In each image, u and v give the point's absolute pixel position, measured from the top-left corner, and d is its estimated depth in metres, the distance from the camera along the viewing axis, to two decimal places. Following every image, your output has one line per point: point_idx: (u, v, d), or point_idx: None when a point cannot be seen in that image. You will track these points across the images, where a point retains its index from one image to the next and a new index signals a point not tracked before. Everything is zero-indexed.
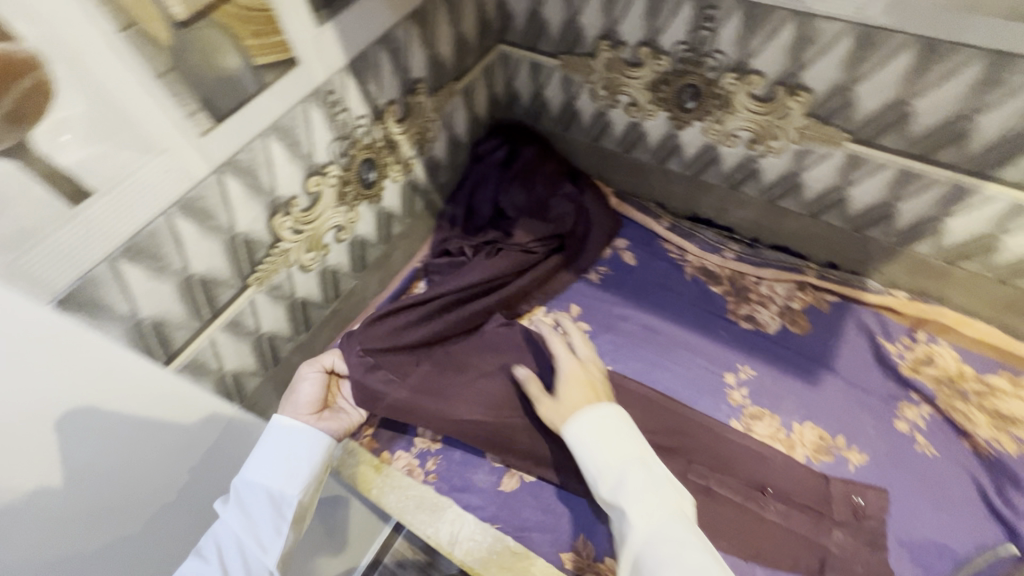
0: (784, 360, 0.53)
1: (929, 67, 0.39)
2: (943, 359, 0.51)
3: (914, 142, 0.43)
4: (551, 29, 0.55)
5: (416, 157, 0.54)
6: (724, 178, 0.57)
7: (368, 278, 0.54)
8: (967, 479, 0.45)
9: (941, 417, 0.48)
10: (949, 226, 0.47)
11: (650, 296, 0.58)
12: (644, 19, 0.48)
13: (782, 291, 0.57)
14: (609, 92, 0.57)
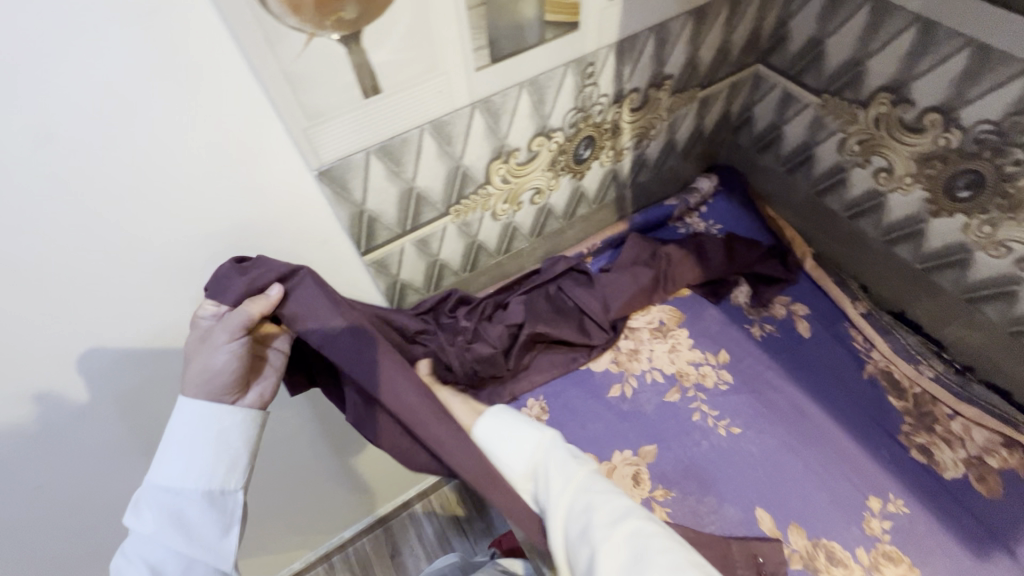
0: (951, 515, 0.44)
1: None
2: None
3: None
4: (826, 64, 0.48)
5: (631, 149, 0.53)
6: (962, 288, 0.47)
7: (538, 245, 0.56)
8: None
9: None
10: None
11: (812, 376, 0.52)
12: (951, 83, 0.39)
13: (980, 438, 0.47)
14: (863, 149, 0.49)
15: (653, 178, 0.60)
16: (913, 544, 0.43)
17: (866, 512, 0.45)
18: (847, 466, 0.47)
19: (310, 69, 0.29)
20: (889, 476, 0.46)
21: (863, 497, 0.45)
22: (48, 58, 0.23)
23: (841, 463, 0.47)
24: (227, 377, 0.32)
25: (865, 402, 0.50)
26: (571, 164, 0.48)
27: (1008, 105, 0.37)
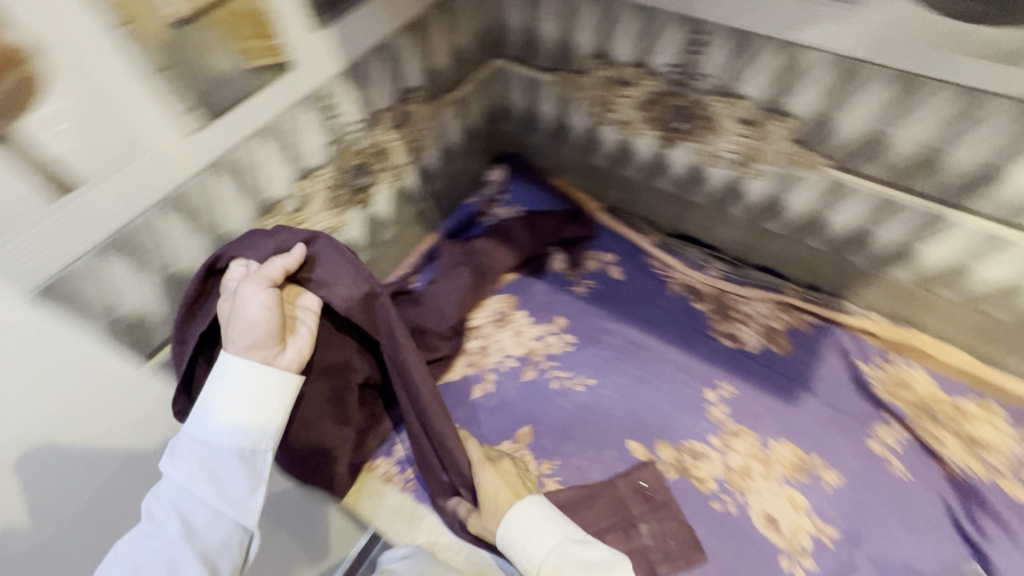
0: (771, 379, 0.60)
1: (910, 102, 0.46)
2: (919, 384, 0.59)
3: (892, 167, 0.51)
4: (545, 44, 0.63)
5: (408, 163, 0.63)
6: (708, 195, 0.64)
7: (384, 249, 0.65)
8: (938, 500, 0.54)
9: (916, 441, 0.57)
10: (925, 254, 0.55)
11: (635, 310, 0.65)
12: (636, 40, 0.56)
13: (761, 308, 0.64)
14: (600, 107, 0.65)
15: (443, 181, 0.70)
16: (747, 415, 0.58)
17: (709, 405, 0.58)
18: (681, 363, 0.61)
19: None
20: (713, 363, 0.61)
21: (702, 393, 0.59)
22: None
23: (671, 366, 0.61)
24: (267, 330, 0.43)
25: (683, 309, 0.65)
26: (352, 195, 0.57)
27: (677, 48, 0.54)
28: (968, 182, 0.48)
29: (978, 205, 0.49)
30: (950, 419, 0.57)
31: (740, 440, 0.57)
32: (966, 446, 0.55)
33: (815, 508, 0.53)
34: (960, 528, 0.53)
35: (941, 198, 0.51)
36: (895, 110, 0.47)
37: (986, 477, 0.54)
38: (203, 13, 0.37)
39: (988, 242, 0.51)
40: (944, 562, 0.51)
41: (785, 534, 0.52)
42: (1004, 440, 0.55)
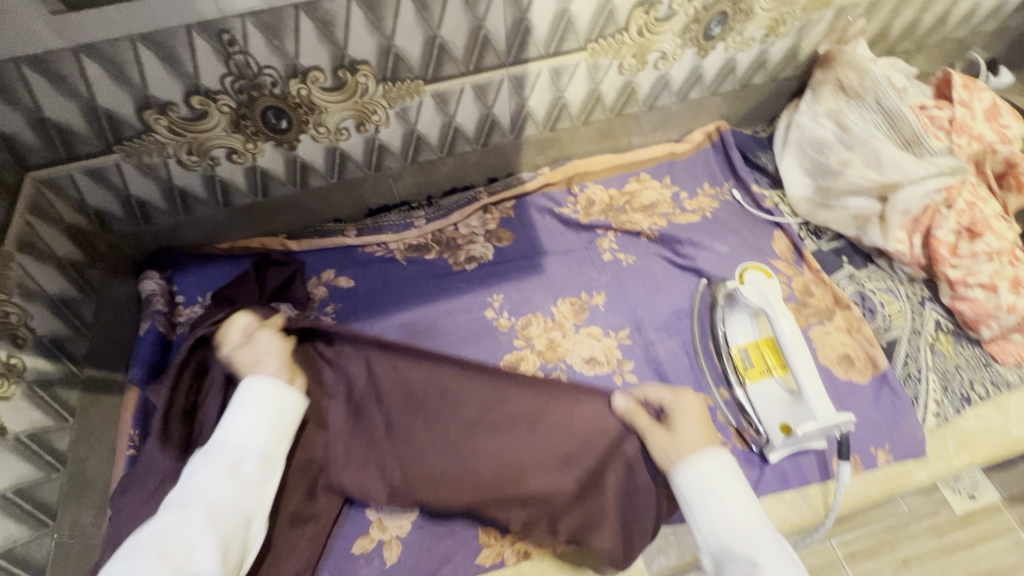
0: (510, 269, 1.04)
1: (378, 16, 0.76)
2: (598, 195, 1.11)
3: (465, 66, 0.86)
4: (78, 128, 0.77)
5: (13, 355, 0.71)
6: (324, 161, 0.95)
7: (73, 421, 0.79)
8: (655, 258, 1.03)
9: (622, 233, 1.06)
10: (532, 107, 0.99)
11: (378, 303, 1.00)
12: (168, 73, 0.74)
13: (472, 225, 1.09)
14: (200, 153, 0.87)
15: (83, 340, 0.86)
16: (521, 305, 1.00)
17: (497, 320, 0.98)
18: (446, 299, 1.01)
19: None
20: (473, 289, 1.02)
21: (485, 313, 0.99)
22: None
23: (446, 317, 0.99)
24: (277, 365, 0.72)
25: (431, 263, 1.05)
26: None
27: (218, 66, 0.75)
28: (430, 54, 0.83)
29: (531, 52, 0.88)
30: (628, 204, 1.10)
31: (535, 323, 0.98)
32: (642, 214, 1.08)
33: (604, 328, 0.97)
34: (673, 262, 1.03)
35: (502, 65, 0.88)
36: (425, 20, 0.78)
37: (664, 224, 1.06)
38: None
39: (551, 71, 0.92)
40: (688, 292, 0.99)
41: (605, 360, 0.93)
42: (656, 191, 1.11)
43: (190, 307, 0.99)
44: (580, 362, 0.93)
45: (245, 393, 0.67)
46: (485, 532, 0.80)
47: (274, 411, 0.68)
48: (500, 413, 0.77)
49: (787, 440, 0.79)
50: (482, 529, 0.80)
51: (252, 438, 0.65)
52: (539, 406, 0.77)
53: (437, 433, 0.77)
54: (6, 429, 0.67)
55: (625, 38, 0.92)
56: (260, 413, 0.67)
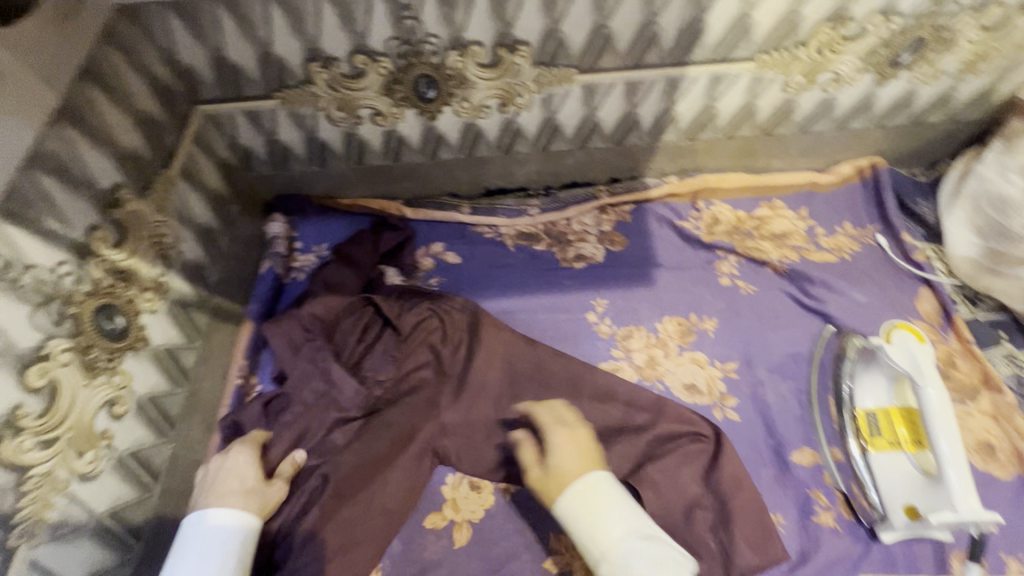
0: (620, 275, 1.00)
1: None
2: (724, 215, 1.04)
3: (623, 59, 0.83)
4: (249, 71, 0.81)
5: (163, 274, 0.77)
6: (458, 135, 0.95)
7: (200, 343, 0.85)
8: (779, 293, 0.96)
9: (746, 259, 1.00)
10: (679, 112, 0.93)
11: (482, 284, 1.00)
12: (342, 28, 0.75)
13: (586, 223, 1.05)
14: (348, 111, 0.88)
15: (216, 269, 0.91)
16: (626, 315, 0.96)
17: (598, 325, 0.95)
18: (550, 294, 0.99)
19: None
20: (578, 289, 0.99)
21: (586, 315, 0.97)
22: None
23: (547, 312, 0.97)
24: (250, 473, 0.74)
25: (539, 254, 1.03)
26: (122, 344, 0.67)
27: (388, 29, 0.76)
28: (592, 43, 0.80)
29: (695, 55, 0.83)
30: (756, 230, 1.02)
31: (636, 336, 0.94)
32: (771, 244, 1.01)
33: (710, 356, 0.91)
34: (800, 301, 0.95)
35: (662, 64, 0.84)
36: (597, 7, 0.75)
37: (794, 259, 0.98)
38: None
39: (711, 78, 0.87)
40: (810, 336, 0.92)
41: (706, 391, 0.88)
42: (789, 221, 1.03)
43: (307, 253, 1.02)
44: (679, 386, 0.89)
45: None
46: (554, 537, 0.79)
47: (232, 546, 0.67)
48: (590, 410, 0.84)
49: (910, 522, 0.72)
50: (552, 534, 0.79)
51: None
52: (624, 414, 0.84)
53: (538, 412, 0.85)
54: (148, 341, 0.73)
55: (801, 54, 0.84)
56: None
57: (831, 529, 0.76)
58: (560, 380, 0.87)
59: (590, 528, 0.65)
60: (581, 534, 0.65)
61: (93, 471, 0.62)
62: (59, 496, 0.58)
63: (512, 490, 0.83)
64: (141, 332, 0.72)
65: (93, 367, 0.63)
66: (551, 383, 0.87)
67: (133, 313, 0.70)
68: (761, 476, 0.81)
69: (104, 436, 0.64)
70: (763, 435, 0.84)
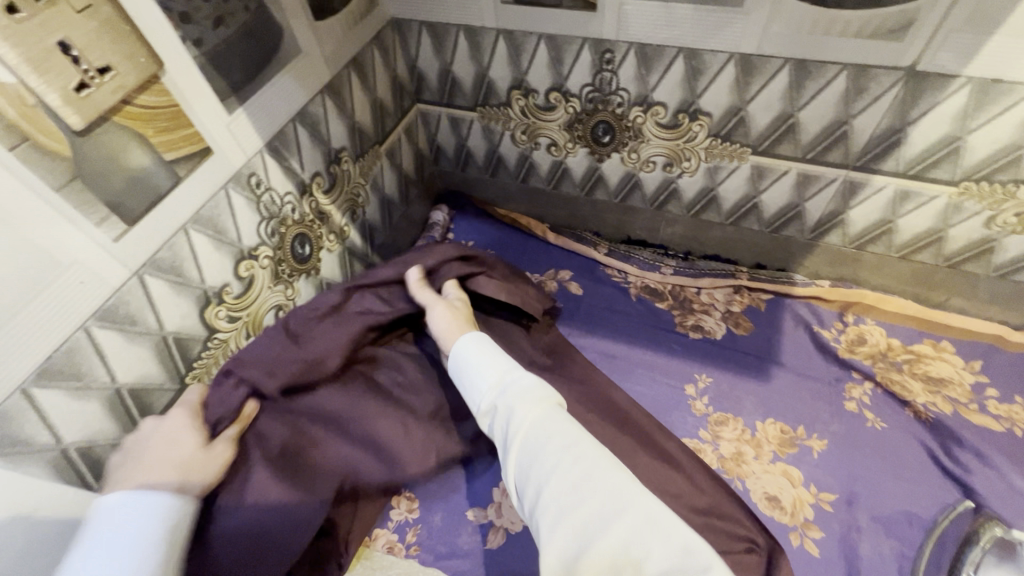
0: (733, 359, 0.97)
1: (747, 79, 0.77)
2: (873, 337, 0.95)
3: (801, 152, 0.82)
4: (465, 86, 0.96)
5: (346, 224, 0.94)
6: (617, 181, 1.01)
7: None
8: (911, 441, 0.84)
9: (884, 392, 0.89)
10: (850, 217, 0.89)
11: (594, 321, 1.04)
12: (548, 67, 0.87)
13: (717, 297, 1.04)
14: (530, 136, 1.00)
15: (384, 234, 1.08)
16: (726, 400, 0.92)
17: (693, 400, 0.93)
18: (655, 352, 0.99)
19: (107, 346, 0.58)
20: (686, 357, 0.98)
21: (685, 385, 0.95)
22: (98, 423, 0.60)
23: (646, 369, 0.98)
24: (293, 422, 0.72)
25: (657, 312, 1.04)
26: (302, 266, 0.85)
27: (586, 76, 0.86)
28: (774, 127, 0.81)
29: (885, 164, 0.79)
30: (907, 365, 0.91)
31: (729, 426, 0.90)
32: (922, 388, 0.89)
33: (807, 476, 0.83)
34: (937, 461, 0.82)
35: (845, 165, 0.81)
36: (791, 96, 0.76)
37: (946, 411, 0.86)
38: (187, 157, 0.61)
39: (895, 190, 0.82)
40: (938, 503, 0.79)
41: (789, 511, 0.81)
42: (952, 368, 0.90)
43: (455, 246, 1.16)
44: (759, 494, 0.83)
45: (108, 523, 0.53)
46: None
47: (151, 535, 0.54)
48: (644, 471, 0.81)
49: None
50: None
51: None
52: (681, 488, 0.80)
53: None
54: (319, 272, 0.90)
55: (1018, 192, 0.75)
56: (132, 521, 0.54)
57: None
58: (628, 429, 0.86)
59: (467, 372, 0.70)
60: (464, 382, 0.70)
61: None
62: (225, 361, 0.74)
63: None
64: (317, 263, 0.89)
65: (278, 276, 0.80)
66: (620, 429, 0.86)
67: (317, 246, 0.87)
68: None
69: None
70: None
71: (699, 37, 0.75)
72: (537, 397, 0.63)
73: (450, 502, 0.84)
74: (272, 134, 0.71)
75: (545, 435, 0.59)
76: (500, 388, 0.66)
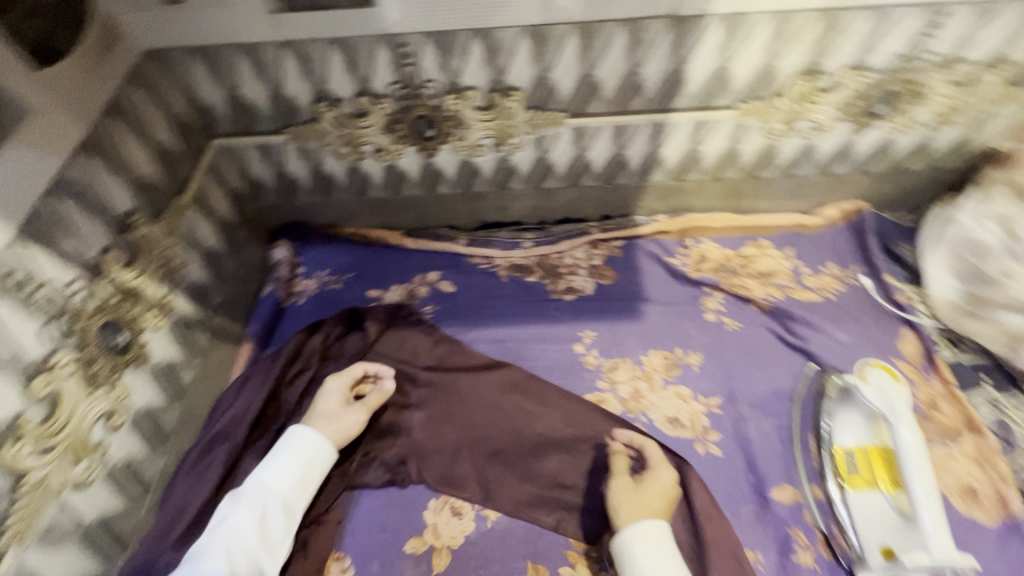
0: (608, 308, 1.03)
1: (542, 48, 0.79)
2: (711, 253, 1.08)
3: (608, 107, 0.88)
4: (263, 110, 0.87)
5: (169, 294, 0.81)
6: (455, 171, 1.00)
7: (200, 361, 0.89)
8: (761, 330, 0.98)
9: (733, 297, 1.02)
10: (665, 155, 0.98)
11: (474, 313, 1.03)
12: (346, 72, 0.82)
13: (578, 256, 1.09)
14: (352, 147, 0.94)
15: (222, 292, 0.96)
16: (613, 347, 0.98)
17: (583, 357, 0.97)
18: (538, 324, 1.02)
19: None
20: (566, 320, 1.02)
21: (573, 345, 0.99)
22: None
23: (536, 342, 1.00)
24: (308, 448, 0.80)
25: (530, 286, 1.06)
26: (123, 358, 0.71)
27: (390, 74, 0.82)
28: (579, 89, 0.85)
29: (677, 102, 0.88)
30: (742, 268, 1.05)
31: (622, 369, 0.96)
32: (758, 283, 1.03)
33: (694, 390, 0.93)
34: (783, 339, 0.97)
35: (646, 110, 0.89)
36: (584, 58, 0.81)
37: (778, 297, 1.01)
38: None
39: (690, 123, 0.92)
40: (793, 373, 0.93)
41: (689, 425, 0.89)
42: (775, 260, 1.06)
43: (308, 279, 1.07)
44: (662, 420, 0.90)
45: (283, 446, 0.76)
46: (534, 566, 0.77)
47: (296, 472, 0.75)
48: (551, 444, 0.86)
49: (887, 564, 0.72)
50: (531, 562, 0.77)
51: (276, 498, 0.72)
52: (585, 443, 0.86)
53: (511, 439, 0.87)
54: (149, 357, 0.77)
55: (778, 103, 0.89)
56: (283, 465, 0.75)
57: (811, 568, 0.76)
58: (526, 409, 0.90)
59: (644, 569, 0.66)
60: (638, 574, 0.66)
61: (86, 479, 0.65)
62: (51, 502, 0.60)
63: (493, 517, 0.81)
64: (143, 349, 0.76)
65: (94, 380, 0.66)
66: (520, 412, 0.90)
67: (137, 330, 0.74)
68: (742, 511, 0.81)
69: (98, 446, 0.67)
70: (744, 471, 0.84)
71: (486, 16, 0.75)
72: None
73: (384, 543, 0.79)
74: (23, 218, 0.58)
75: None
76: None
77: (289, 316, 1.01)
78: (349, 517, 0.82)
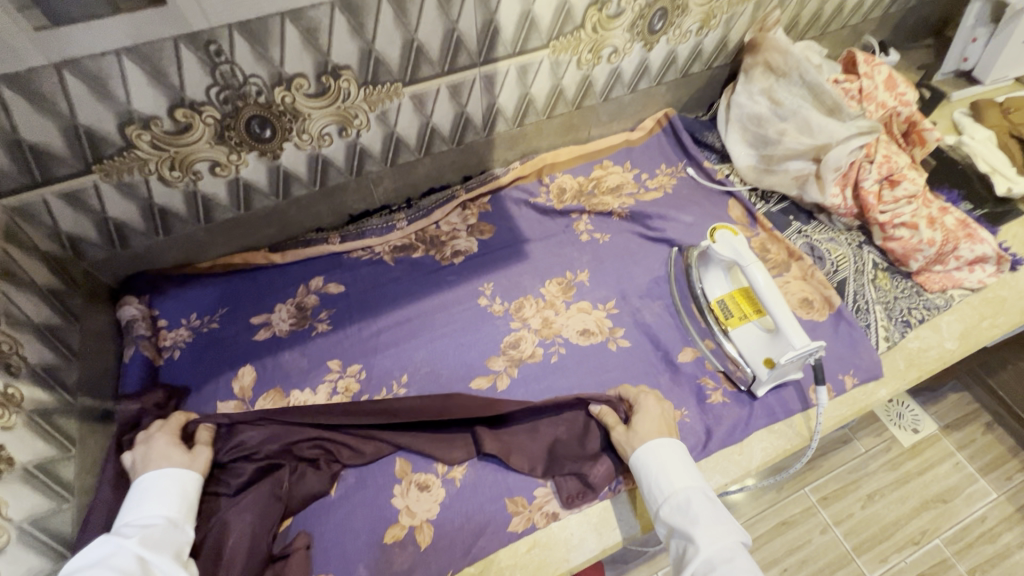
0: (498, 258, 1.09)
1: (359, 21, 0.79)
2: (567, 182, 1.18)
3: (439, 68, 0.92)
4: (58, 150, 0.75)
5: (13, 384, 0.67)
6: (306, 168, 0.97)
7: (79, 452, 0.76)
8: (628, 234, 1.12)
9: (597, 214, 1.14)
10: (502, 104, 1.05)
11: (371, 303, 1.02)
12: (151, 84, 0.74)
13: (454, 220, 1.13)
14: (184, 170, 0.86)
15: (77, 370, 0.82)
16: (513, 290, 1.05)
17: (489, 307, 1.03)
18: (438, 292, 1.04)
19: None
20: (463, 280, 1.06)
21: (477, 299, 1.03)
22: None
23: (441, 310, 1.02)
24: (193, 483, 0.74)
25: (417, 261, 1.08)
26: None
27: (203, 78, 0.76)
28: (407, 54, 0.87)
29: (499, 50, 0.95)
30: (596, 188, 1.18)
31: (528, 305, 1.03)
32: (612, 197, 1.17)
33: (591, 302, 1.03)
34: (645, 236, 1.12)
35: (474, 63, 0.94)
36: (403, 23, 0.83)
37: (630, 204, 1.15)
38: None
39: (515, 67, 0.99)
40: (662, 260, 1.09)
41: (598, 330, 1.00)
42: (620, 174, 1.20)
43: (177, 326, 0.97)
44: (575, 334, 0.99)
45: (143, 484, 0.70)
46: (512, 500, 0.83)
47: (179, 500, 0.71)
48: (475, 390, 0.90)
49: (770, 372, 0.88)
50: (509, 498, 0.83)
51: (163, 532, 0.66)
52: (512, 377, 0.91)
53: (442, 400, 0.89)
54: (16, 462, 0.64)
55: (582, 35, 1.00)
56: (157, 490, 0.70)
57: (722, 403, 0.92)
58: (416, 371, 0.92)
59: (656, 475, 0.75)
60: (650, 480, 0.75)
61: None
62: None
63: (460, 476, 0.85)
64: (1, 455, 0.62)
65: None
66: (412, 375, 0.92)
67: None
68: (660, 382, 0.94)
69: None
70: (652, 349, 0.98)
71: None
72: (724, 523, 0.69)
73: (365, 543, 0.79)
74: None
75: (727, 560, 0.65)
76: (679, 504, 0.72)
77: (169, 373, 0.92)
78: (318, 538, 0.79)
